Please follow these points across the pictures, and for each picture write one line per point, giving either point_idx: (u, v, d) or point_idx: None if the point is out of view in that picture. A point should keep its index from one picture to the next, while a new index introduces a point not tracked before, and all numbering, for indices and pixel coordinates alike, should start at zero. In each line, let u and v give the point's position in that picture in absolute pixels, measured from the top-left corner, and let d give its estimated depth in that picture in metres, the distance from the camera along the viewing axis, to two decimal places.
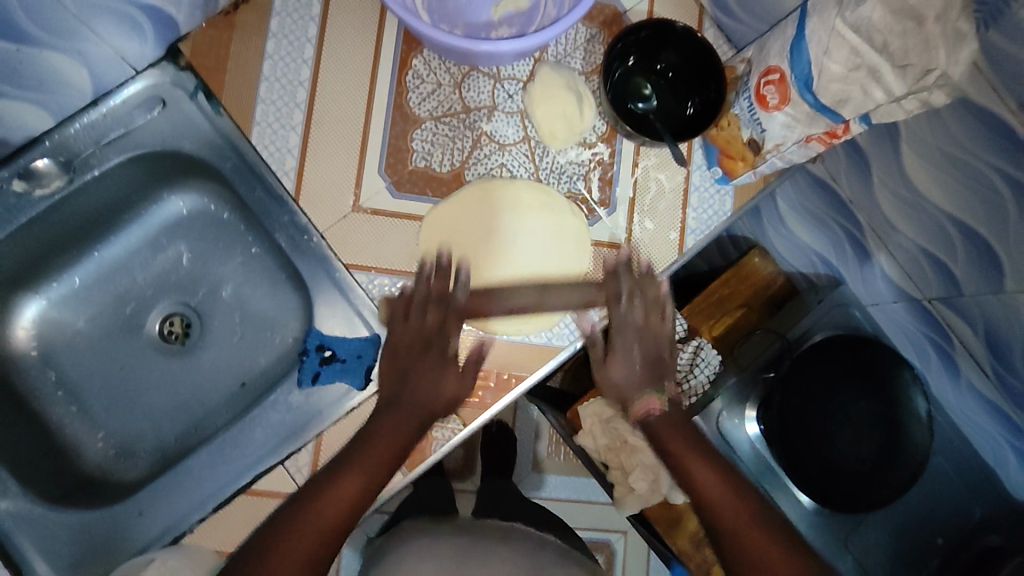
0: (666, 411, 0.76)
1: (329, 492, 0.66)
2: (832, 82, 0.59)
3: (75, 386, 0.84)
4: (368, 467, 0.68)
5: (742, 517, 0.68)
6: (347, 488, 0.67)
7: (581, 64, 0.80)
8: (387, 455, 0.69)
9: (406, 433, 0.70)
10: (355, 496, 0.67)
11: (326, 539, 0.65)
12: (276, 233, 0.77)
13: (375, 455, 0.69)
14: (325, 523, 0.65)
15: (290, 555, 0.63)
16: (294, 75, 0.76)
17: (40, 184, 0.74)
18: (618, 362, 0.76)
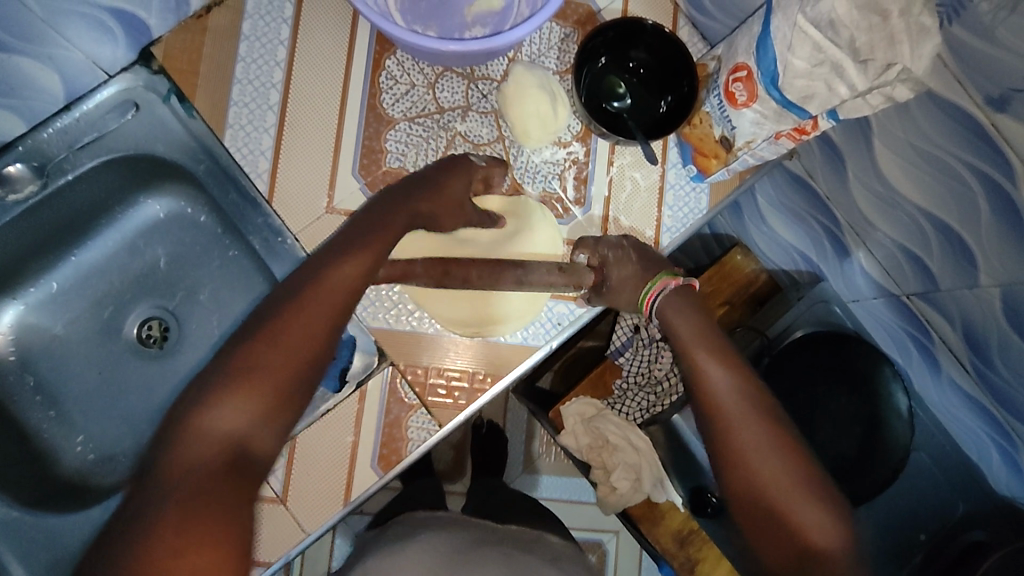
0: (680, 289, 0.72)
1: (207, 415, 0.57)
2: (797, 79, 0.59)
3: (53, 391, 0.84)
4: (295, 361, 0.60)
5: (750, 426, 0.64)
6: (297, 326, 0.60)
7: (555, 63, 0.80)
8: (307, 352, 0.61)
9: (349, 273, 0.63)
10: (289, 363, 0.60)
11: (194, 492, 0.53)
12: (250, 236, 0.77)
13: (309, 295, 0.61)
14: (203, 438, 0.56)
15: (193, 448, 0.56)
16: (267, 78, 0.76)
17: (13, 190, 0.73)
18: (609, 258, 0.74)
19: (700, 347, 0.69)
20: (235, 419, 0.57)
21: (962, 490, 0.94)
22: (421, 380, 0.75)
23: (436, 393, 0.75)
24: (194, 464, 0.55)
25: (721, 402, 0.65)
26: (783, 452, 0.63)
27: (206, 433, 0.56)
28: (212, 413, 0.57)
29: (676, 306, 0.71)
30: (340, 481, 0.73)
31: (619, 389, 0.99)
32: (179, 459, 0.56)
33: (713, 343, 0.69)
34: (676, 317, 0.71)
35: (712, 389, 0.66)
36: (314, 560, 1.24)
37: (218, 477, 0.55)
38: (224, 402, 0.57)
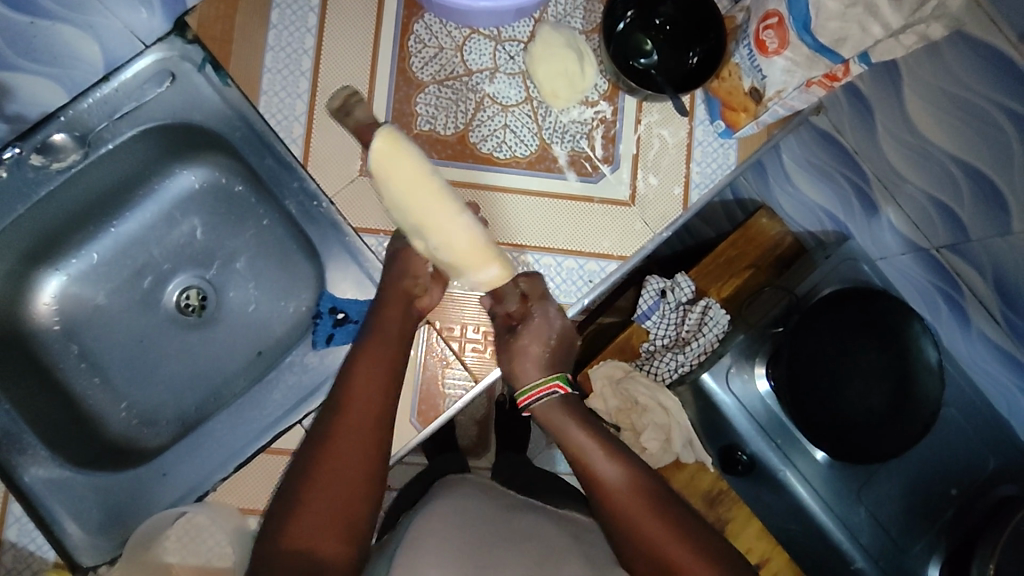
0: (563, 395, 0.70)
1: (318, 474, 0.57)
2: (830, 21, 0.59)
3: (98, 359, 0.86)
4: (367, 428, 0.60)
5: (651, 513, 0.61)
6: (353, 400, 0.61)
7: (581, 23, 0.81)
8: (374, 424, 0.60)
9: (382, 360, 0.65)
10: (373, 409, 0.61)
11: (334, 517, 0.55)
12: (286, 200, 0.79)
13: (353, 393, 0.62)
14: (330, 483, 0.56)
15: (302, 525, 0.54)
16: (299, 44, 0.77)
17: (57, 158, 0.75)
18: (536, 320, 0.72)
19: (596, 454, 0.65)
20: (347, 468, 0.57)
21: (993, 445, 0.94)
22: (456, 338, 0.77)
23: (471, 351, 0.77)
24: (301, 526, 0.54)
25: (614, 497, 0.62)
26: (665, 525, 0.60)
27: (313, 505, 0.55)
28: (306, 504, 0.55)
29: (564, 415, 0.69)
30: None
31: (646, 352, 1.00)
32: (290, 538, 0.54)
33: (602, 440, 0.66)
34: (569, 424, 0.68)
35: (603, 481, 0.63)
36: None
37: (338, 523, 0.55)
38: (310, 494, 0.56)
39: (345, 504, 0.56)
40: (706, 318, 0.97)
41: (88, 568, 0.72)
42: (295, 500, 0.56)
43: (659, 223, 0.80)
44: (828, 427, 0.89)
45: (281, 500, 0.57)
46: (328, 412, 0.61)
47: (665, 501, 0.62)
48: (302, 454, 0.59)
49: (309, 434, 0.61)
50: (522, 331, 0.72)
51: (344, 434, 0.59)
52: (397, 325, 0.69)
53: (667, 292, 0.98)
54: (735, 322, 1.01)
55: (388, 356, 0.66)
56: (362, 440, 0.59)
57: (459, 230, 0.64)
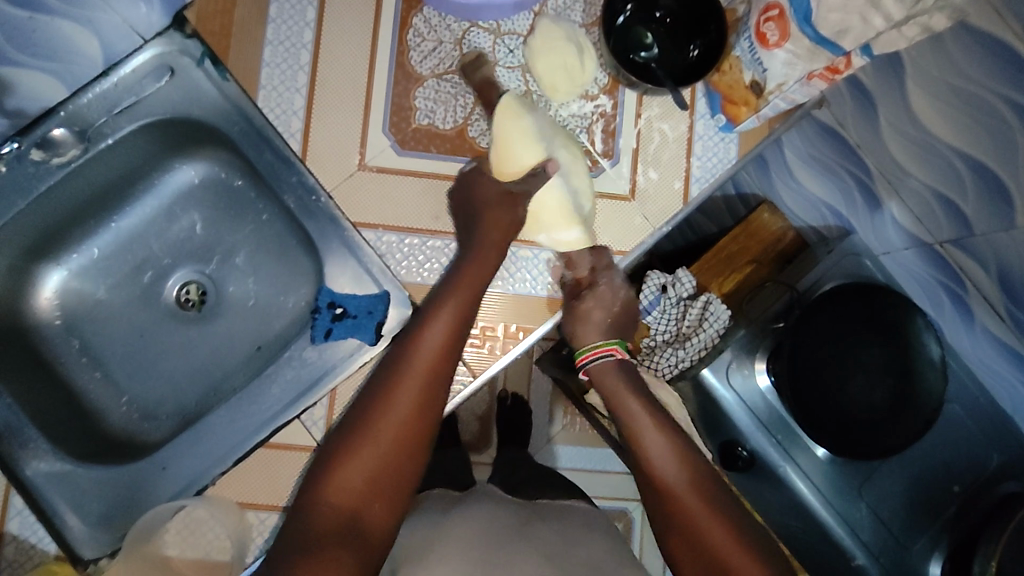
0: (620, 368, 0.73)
1: (364, 439, 0.57)
2: (831, 13, 0.59)
3: (99, 353, 0.87)
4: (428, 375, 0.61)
5: (700, 501, 0.61)
6: (409, 366, 0.61)
7: (580, 16, 0.80)
8: (438, 372, 0.61)
9: (453, 320, 0.64)
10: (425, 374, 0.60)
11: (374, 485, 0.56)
12: (285, 195, 0.78)
13: (426, 347, 0.62)
14: (380, 442, 0.57)
15: (352, 469, 0.55)
16: (297, 38, 0.77)
17: (57, 153, 0.75)
18: (602, 287, 0.76)
19: (650, 436, 0.66)
20: (388, 435, 0.57)
21: (997, 441, 0.93)
22: None
23: (469, 347, 0.76)
24: (346, 480, 0.55)
25: (670, 485, 0.62)
26: (716, 518, 0.60)
27: (359, 458, 0.56)
28: (352, 460, 0.56)
29: (625, 390, 0.71)
30: None
31: (647, 347, 1.00)
32: (335, 490, 0.55)
33: (661, 427, 0.67)
34: (627, 402, 0.69)
35: (658, 469, 0.64)
36: None
37: (375, 483, 0.56)
38: (364, 441, 0.57)
39: (388, 466, 0.56)
40: (707, 313, 0.96)
41: (88, 561, 0.73)
42: (342, 458, 0.56)
43: (659, 218, 0.80)
44: (830, 423, 0.88)
45: (339, 443, 0.57)
46: (398, 352, 0.62)
47: (720, 499, 0.61)
48: (363, 404, 0.59)
49: (369, 389, 0.60)
50: (588, 296, 0.75)
51: (405, 396, 0.59)
52: (471, 288, 0.68)
53: (668, 287, 0.97)
54: (735, 317, 1.01)
55: (460, 312, 0.65)
56: (416, 400, 0.59)
57: (550, 189, 0.73)
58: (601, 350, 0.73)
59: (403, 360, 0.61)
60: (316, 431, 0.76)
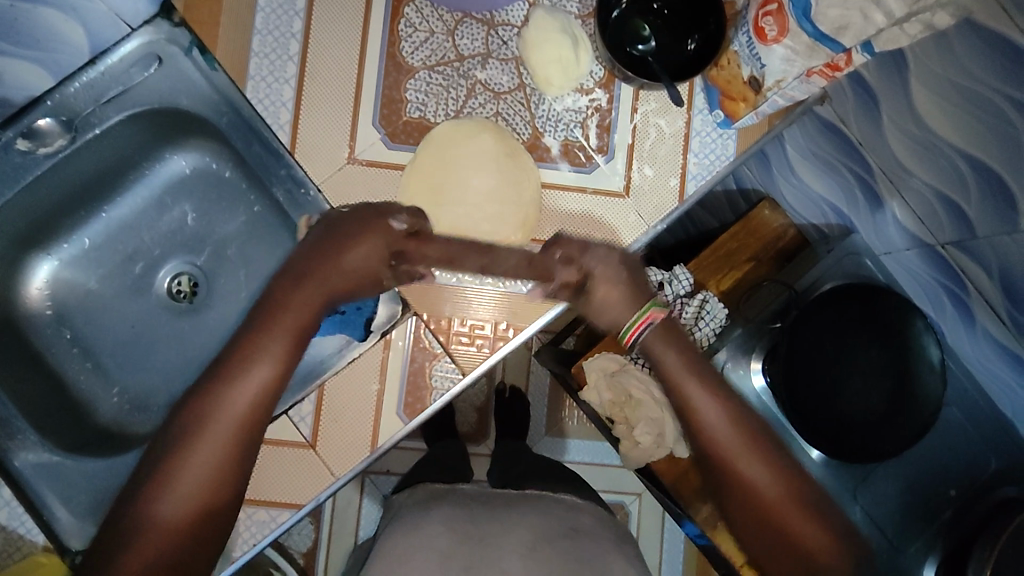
0: (665, 323, 0.67)
1: (169, 487, 0.57)
2: (830, 8, 0.57)
3: (90, 344, 0.87)
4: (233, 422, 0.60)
5: (760, 464, 0.63)
6: (224, 407, 0.60)
7: (577, 7, 0.78)
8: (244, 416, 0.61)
9: (280, 353, 0.63)
10: (238, 417, 0.61)
11: (181, 530, 0.57)
12: (274, 187, 0.77)
13: (230, 396, 0.61)
14: (190, 489, 0.58)
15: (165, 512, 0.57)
16: (286, 28, 0.76)
17: (44, 143, 0.75)
18: (597, 271, 0.66)
19: (699, 394, 0.65)
20: (191, 489, 0.58)
21: (993, 445, 0.91)
22: (444, 329, 0.76)
23: (459, 341, 0.76)
24: (152, 529, 0.56)
25: (725, 446, 0.63)
26: (773, 480, 0.62)
27: (169, 503, 0.57)
28: (162, 502, 0.57)
29: (670, 350, 0.67)
30: (368, 428, 0.75)
31: None
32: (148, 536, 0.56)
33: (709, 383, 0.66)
34: (671, 362, 0.66)
35: (715, 430, 0.64)
36: (343, 519, 1.26)
37: (184, 528, 0.57)
38: (173, 486, 0.58)
39: (199, 512, 0.58)
40: (703, 311, 0.98)
41: (75, 553, 0.72)
42: (152, 505, 0.57)
43: (653, 215, 0.78)
44: (826, 425, 0.87)
45: (145, 486, 0.58)
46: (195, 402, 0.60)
47: (775, 457, 0.63)
48: (167, 450, 0.59)
49: (177, 432, 0.60)
50: (590, 287, 0.66)
51: (208, 445, 0.59)
52: (304, 313, 0.65)
53: (665, 284, 0.98)
54: (732, 317, 0.99)
55: (285, 345, 0.63)
56: (222, 444, 0.60)
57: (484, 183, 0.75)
58: (641, 319, 0.65)
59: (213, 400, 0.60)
60: (304, 427, 0.74)
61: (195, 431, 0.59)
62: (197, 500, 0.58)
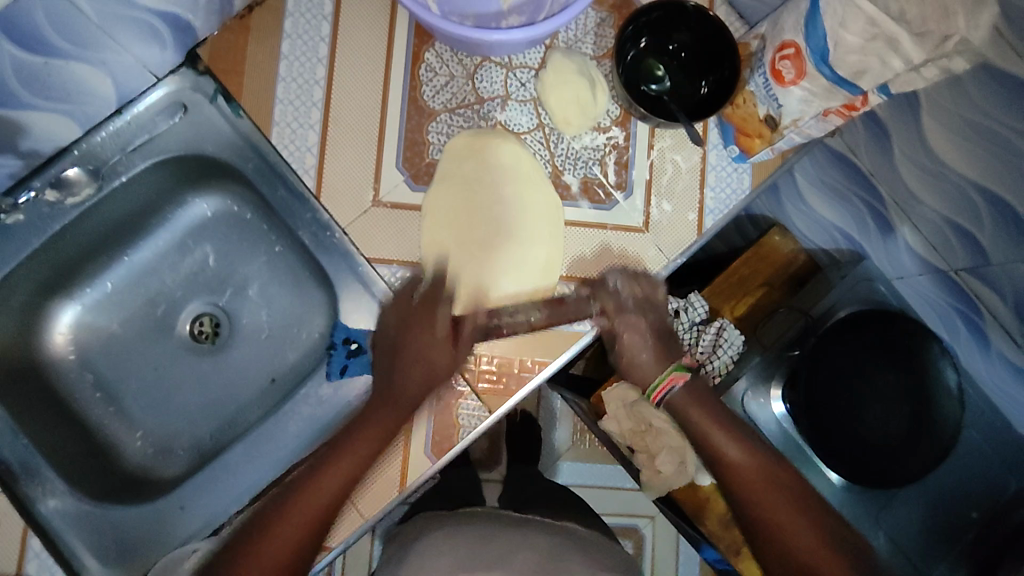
0: (691, 388, 0.76)
1: (322, 479, 0.70)
2: (849, 54, 0.58)
3: (113, 388, 0.86)
4: (321, 502, 0.70)
5: None
6: (319, 485, 0.70)
7: (592, 49, 0.80)
8: (347, 479, 0.70)
9: (380, 428, 0.72)
10: (332, 496, 0.70)
11: (280, 527, 0.69)
12: (299, 230, 0.79)
13: (348, 441, 0.71)
14: (289, 530, 0.69)
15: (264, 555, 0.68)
16: (310, 75, 0.77)
17: (71, 193, 0.77)
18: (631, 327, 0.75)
19: (723, 442, 0.75)
20: (287, 551, 0.68)
21: None
22: (470, 367, 0.76)
23: (485, 380, 0.76)
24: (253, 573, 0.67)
25: None
26: (819, 532, 0.70)
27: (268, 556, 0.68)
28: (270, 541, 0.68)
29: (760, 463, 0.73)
30: (396, 468, 0.75)
31: None
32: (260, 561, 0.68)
33: (742, 444, 0.75)
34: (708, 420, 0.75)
35: (753, 482, 0.72)
36: (357, 550, 1.23)
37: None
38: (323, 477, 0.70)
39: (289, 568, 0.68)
40: (722, 338, 0.96)
41: None
42: (273, 514, 0.69)
43: (674, 249, 0.79)
44: (848, 450, 0.88)
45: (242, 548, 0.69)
46: (306, 470, 0.71)
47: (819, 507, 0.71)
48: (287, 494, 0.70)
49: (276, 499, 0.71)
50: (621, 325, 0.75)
51: (322, 478, 0.70)
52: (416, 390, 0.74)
53: (681, 312, 0.95)
54: (749, 343, 1.00)
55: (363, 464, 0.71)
56: (361, 445, 0.71)
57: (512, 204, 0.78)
58: (668, 375, 0.75)
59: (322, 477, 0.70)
60: None
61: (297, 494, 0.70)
62: (330, 504, 0.70)
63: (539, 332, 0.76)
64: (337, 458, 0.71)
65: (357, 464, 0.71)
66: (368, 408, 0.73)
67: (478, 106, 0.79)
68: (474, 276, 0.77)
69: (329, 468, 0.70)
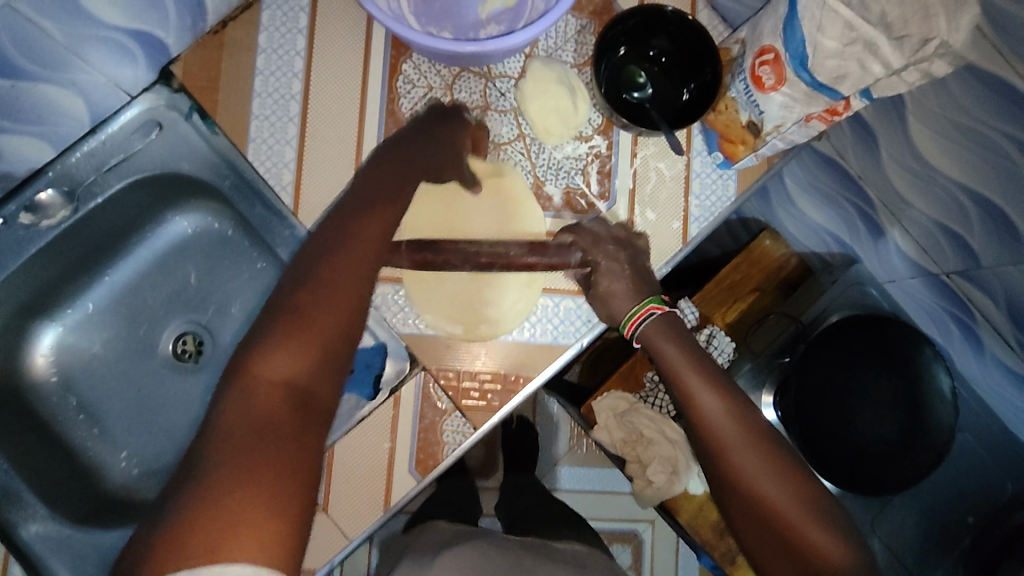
0: (665, 318, 0.69)
1: (310, 333, 0.53)
2: (827, 59, 0.57)
3: (96, 409, 0.85)
4: (333, 315, 0.54)
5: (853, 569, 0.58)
6: (272, 362, 0.51)
7: (572, 56, 0.79)
8: (333, 317, 0.54)
9: (379, 233, 0.59)
10: (339, 328, 0.54)
11: (270, 433, 0.48)
12: (277, 247, 0.78)
13: (310, 282, 0.55)
14: (296, 348, 0.52)
15: (252, 406, 0.50)
16: (286, 90, 0.76)
17: (46, 216, 0.75)
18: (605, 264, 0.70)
19: (702, 390, 0.65)
20: (290, 363, 0.51)
21: (1010, 471, 0.91)
22: (453, 384, 0.75)
23: (470, 396, 0.75)
24: (228, 438, 0.48)
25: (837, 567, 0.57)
26: (794, 489, 0.61)
27: (267, 374, 0.51)
28: (273, 356, 0.51)
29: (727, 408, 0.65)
30: (381, 486, 0.74)
31: (650, 382, 0.98)
32: (268, 373, 0.51)
33: (726, 400, 0.65)
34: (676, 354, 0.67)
35: (748, 477, 0.61)
36: (354, 561, 1.21)
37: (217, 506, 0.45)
38: (274, 353, 0.52)
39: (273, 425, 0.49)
40: (712, 345, 0.95)
41: None
42: (235, 416, 0.49)
43: (659, 258, 0.78)
44: (840, 458, 0.87)
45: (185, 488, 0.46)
46: (278, 312, 0.54)
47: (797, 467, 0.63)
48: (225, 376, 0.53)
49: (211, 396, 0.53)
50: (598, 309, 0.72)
51: (282, 350, 0.52)
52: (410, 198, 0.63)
53: None
54: (740, 350, 0.98)
55: (389, 242, 0.60)
56: (349, 308, 0.55)
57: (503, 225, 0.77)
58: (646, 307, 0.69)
59: (309, 301, 0.54)
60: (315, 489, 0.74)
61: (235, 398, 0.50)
62: (332, 349, 0.54)
63: (524, 347, 0.76)
64: (316, 295, 0.54)
65: (354, 305, 0.55)
66: (368, 204, 0.60)
67: None
68: (456, 290, 0.76)
69: (339, 256, 0.56)
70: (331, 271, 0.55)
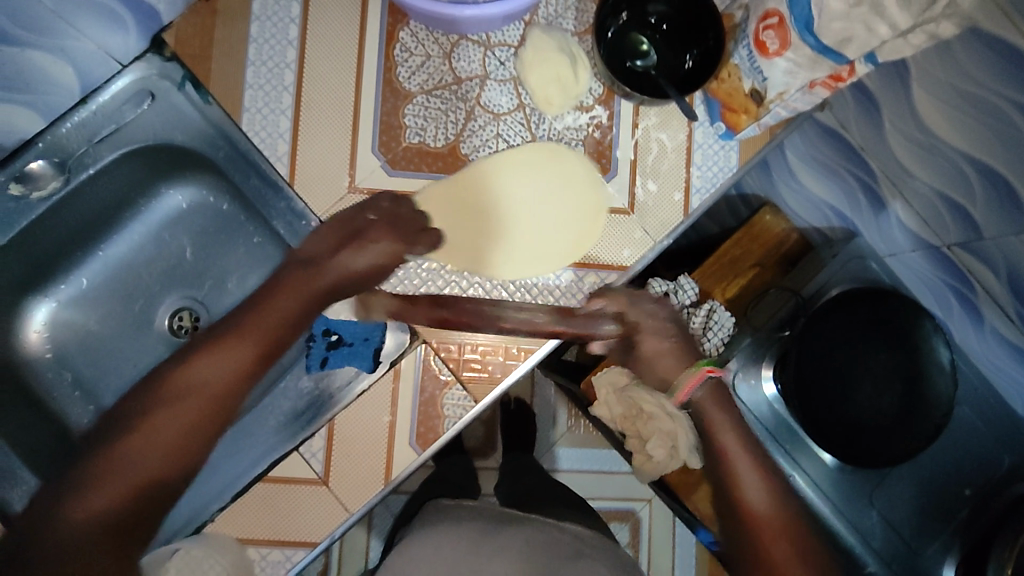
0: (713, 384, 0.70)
1: (141, 442, 0.63)
2: (833, 21, 0.56)
3: (92, 386, 0.84)
4: (180, 421, 0.64)
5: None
6: (129, 457, 0.63)
7: (573, 24, 0.78)
8: (191, 411, 0.65)
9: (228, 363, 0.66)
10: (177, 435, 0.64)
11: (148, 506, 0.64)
12: (275, 220, 0.77)
13: (168, 392, 0.65)
14: (117, 464, 0.63)
15: (89, 504, 0.61)
16: (280, 58, 0.75)
17: (37, 187, 0.74)
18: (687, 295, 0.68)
19: (741, 453, 0.68)
20: (159, 440, 0.64)
21: (1008, 444, 0.91)
22: (454, 357, 0.75)
23: (471, 369, 0.74)
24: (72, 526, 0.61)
25: None
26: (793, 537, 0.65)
27: (140, 445, 0.63)
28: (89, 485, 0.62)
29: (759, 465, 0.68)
30: (381, 460, 0.74)
31: None
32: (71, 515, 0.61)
33: (761, 468, 0.68)
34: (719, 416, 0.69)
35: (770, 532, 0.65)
36: (353, 540, 1.20)
37: (106, 531, 0.62)
38: (129, 447, 0.63)
39: (165, 472, 0.64)
40: (712, 320, 0.92)
41: None
42: (94, 498, 0.62)
43: (660, 230, 0.77)
44: (837, 429, 0.87)
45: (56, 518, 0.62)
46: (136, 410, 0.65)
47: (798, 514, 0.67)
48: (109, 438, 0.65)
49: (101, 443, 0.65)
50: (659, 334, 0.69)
51: (145, 435, 0.64)
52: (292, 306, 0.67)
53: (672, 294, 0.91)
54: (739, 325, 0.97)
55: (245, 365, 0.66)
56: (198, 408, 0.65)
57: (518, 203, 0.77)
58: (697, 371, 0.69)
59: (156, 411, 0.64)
60: (316, 463, 0.73)
61: (126, 443, 0.63)
62: (164, 456, 0.64)
63: None
64: (165, 403, 0.64)
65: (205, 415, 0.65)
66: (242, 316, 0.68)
67: (454, 87, 0.76)
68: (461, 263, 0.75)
69: (192, 370, 0.66)
70: (186, 384, 0.65)
